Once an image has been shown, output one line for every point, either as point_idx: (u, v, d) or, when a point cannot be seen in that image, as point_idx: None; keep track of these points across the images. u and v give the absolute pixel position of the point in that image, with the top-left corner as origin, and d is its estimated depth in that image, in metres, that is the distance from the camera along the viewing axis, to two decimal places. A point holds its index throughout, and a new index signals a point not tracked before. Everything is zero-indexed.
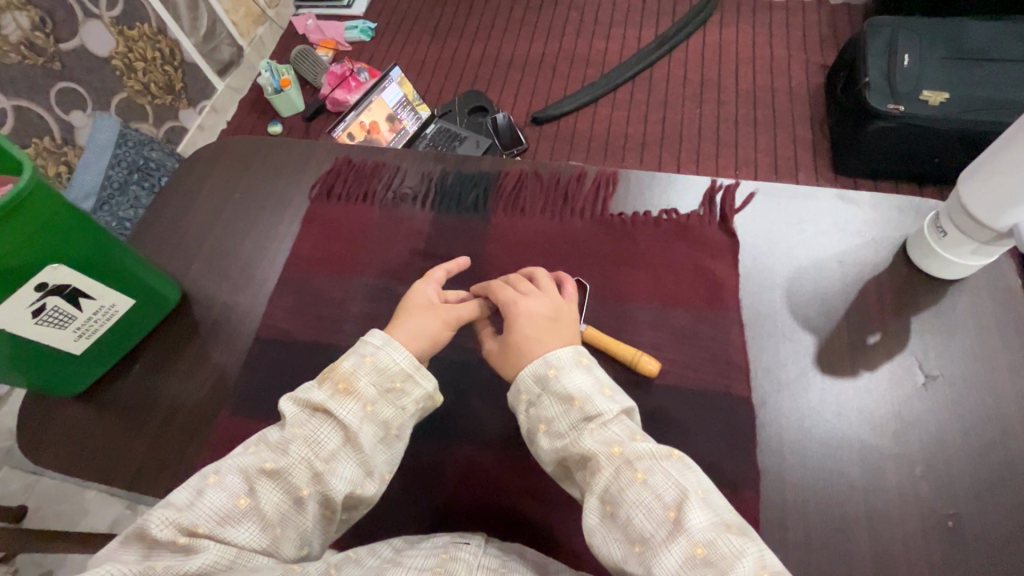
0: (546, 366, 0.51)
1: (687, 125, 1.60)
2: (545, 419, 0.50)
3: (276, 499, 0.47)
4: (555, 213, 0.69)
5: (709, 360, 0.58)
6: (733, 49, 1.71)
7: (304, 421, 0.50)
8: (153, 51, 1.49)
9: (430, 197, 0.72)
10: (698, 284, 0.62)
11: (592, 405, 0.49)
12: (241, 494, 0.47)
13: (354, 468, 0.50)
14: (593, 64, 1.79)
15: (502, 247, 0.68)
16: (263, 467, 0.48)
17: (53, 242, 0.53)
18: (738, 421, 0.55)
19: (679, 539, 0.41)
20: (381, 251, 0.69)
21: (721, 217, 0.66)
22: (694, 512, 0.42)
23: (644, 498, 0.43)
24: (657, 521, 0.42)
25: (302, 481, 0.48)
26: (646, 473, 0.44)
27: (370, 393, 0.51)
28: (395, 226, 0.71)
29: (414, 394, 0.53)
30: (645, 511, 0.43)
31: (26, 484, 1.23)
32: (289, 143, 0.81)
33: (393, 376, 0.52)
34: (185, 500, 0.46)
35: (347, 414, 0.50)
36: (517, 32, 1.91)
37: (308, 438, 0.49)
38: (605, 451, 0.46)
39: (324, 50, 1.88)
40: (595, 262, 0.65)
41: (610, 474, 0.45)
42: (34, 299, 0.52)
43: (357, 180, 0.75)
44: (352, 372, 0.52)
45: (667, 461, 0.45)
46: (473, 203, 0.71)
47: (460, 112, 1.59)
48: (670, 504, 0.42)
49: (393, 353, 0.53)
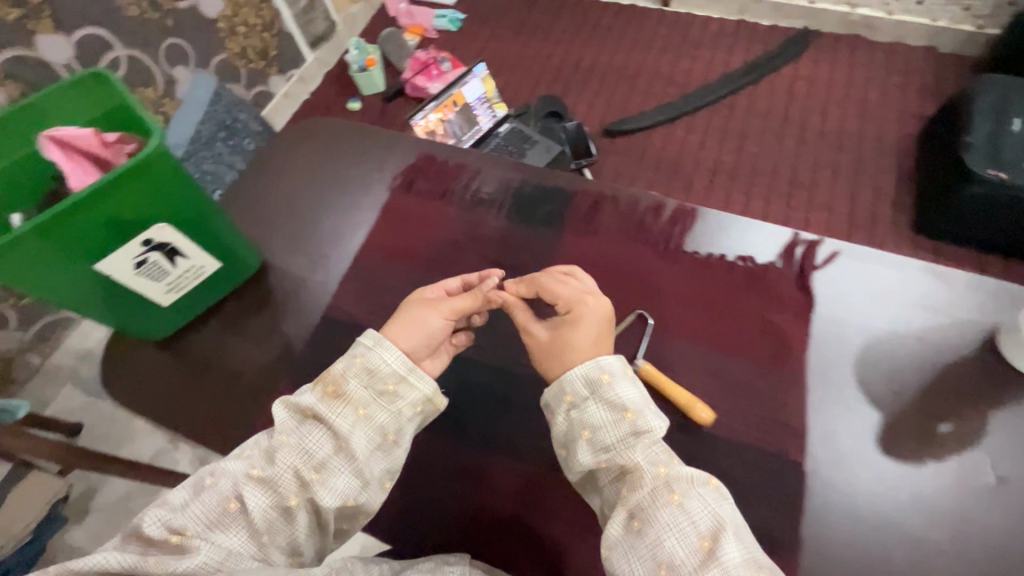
0: (599, 371, 0.55)
1: (760, 160, 1.58)
2: (591, 426, 0.53)
3: (263, 507, 0.51)
4: (628, 242, 0.68)
5: (764, 419, 0.57)
6: (823, 87, 1.66)
7: (293, 427, 0.55)
8: (255, 18, 1.62)
9: (504, 205, 0.73)
10: (764, 339, 0.61)
11: (642, 420, 0.53)
12: (230, 498, 0.51)
13: (347, 479, 0.54)
14: (674, 83, 1.77)
15: (568, 268, 0.67)
16: (251, 473, 0.52)
17: (165, 204, 0.56)
18: (783, 482, 0.54)
19: (713, 568, 0.45)
20: (450, 253, 0.71)
21: (798, 272, 0.64)
22: (728, 548, 0.46)
23: (678, 520, 0.47)
24: (690, 547, 0.47)
25: (290, 490, 0.52)
26: (683, 497, 0.48)
27: (362, 395, 0.56)
28: (466, 230, 0.72)
29: (409, 397, 0.57)
30: (678, 534, 0.47)
31: (84, 403, 1.40)
32: (377, 129, 0.83)
33: (386, 379, 0.57)
34: (181, 501, 0.52)
35: (338, 418, 0.55)
36: (603, 39, 1.90)
37: (301, 447, 0.54)
38: (651, 470, 0.50)
39: (411, 35, 1.96)
40: (662, 299, 0.64)
41: (650, 490, 0.49)
42: (143, 253, 0.57)
43: (435, 178, 0.76)
44: (342, 375, 0.56)
45: (703, 489, 0.49)
46: (547, 218, 0.71)
47: (534, 115, 1.57)
48: (706, 534, 0.47)
49: (383, 354, 0.57)
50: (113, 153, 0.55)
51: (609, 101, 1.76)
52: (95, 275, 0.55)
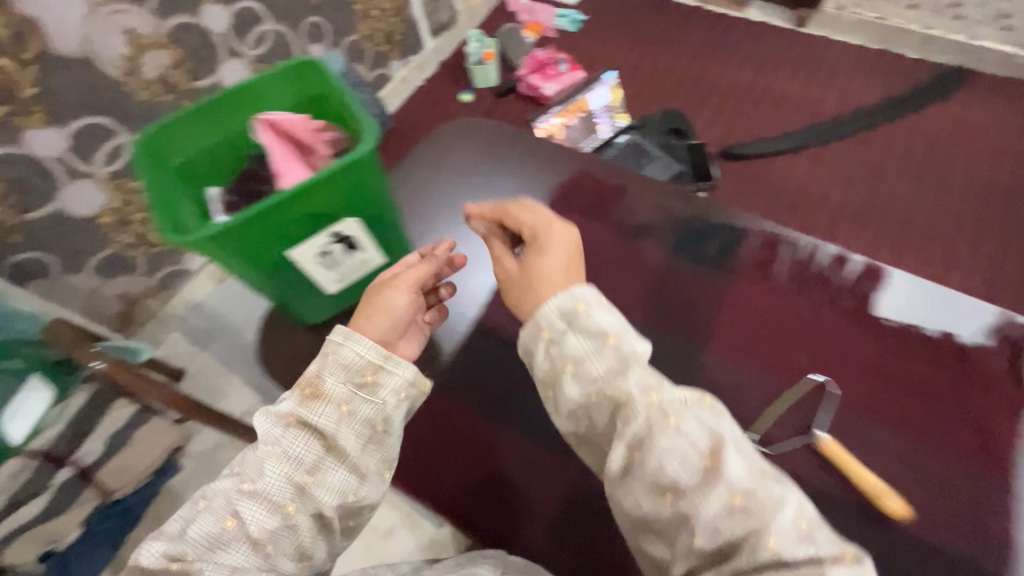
0: (574, 302, 0.55)
1: (891, 206, 1.47)
2: (575, 360, 0.53)
3: (259, 519, 0.56)
4: (812, 297, 0.64)
5: (966, 517, 0.54)
6: (976, 132, 1.51)
7: (278, 436, 0.59)
8: (387, 3, 1.66)
9: (670, 236, 0.70)
10: (967, 429, 0.58)
11: (623, 342, 0.53)
12: (227, 516, 0.57)
13: (343, 473, 0.60)
14: (802, 109, 1.66)
15: (740, 316, 0.64)
16: (243, 487, 0.58)
17: (361, 202, 0.58)
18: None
19: (719, 487, 0.44)
20: (610, 281, 0.68)
21: (1011, 361, 0.60)
22: (728, 458, 0.45)
23: (679, 444, 0.46)
24: (691, 466, 0.46)
25: (286, 498, 0.57)
26: (679, 420, 0.47)
27: (341, 393, 0.61)
28: (626, 258, 0.69)
29: (389, 385, 0.62)
30: (680, 455, 0.46)
31: (190, 351, 1.49)
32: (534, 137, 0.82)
33: (363, 372, 0.61)
34: (177, 529, 0.57)
35: (322, 418, 0.60)
36: (728, 54, 1.81)
37: (283, 455, 0.59)
38: (644, 399, 0.49)
39: (528, 33, 1.93)
40: (850, 367, 0.61)
41: (645, 414, 0.48)
42: (331, 244, 0.59)
43: (594, 197, 0.74)
44: (320, 376, 0.61)
45: (697, 407, 0.48)
46: (716, 257, 0.68)
47: (653, 130, 1.50)
48: (705, 452, 0.46)
49: (356, 348, 0.61)
50: (317, 140, 0.60)
51: (728, 121, 1.68)
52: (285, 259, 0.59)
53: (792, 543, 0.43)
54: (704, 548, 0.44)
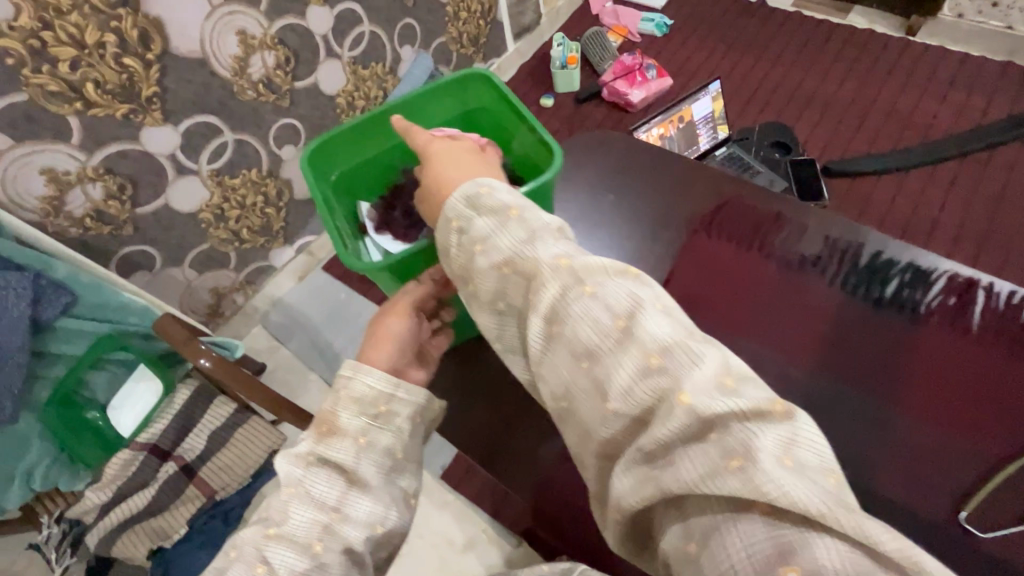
0: (477, 189, 0.51)
1: (1022, 234, 1.33)
2: (482, 238, 0.47)
3: (287, 565, 0.51)
4: (1004, 350, 0.62)
5: None
6: None
7: (297, 479, 0.54)
8: (476, 5, 1.63)
9: (849, 273, 0.67)
10: None
11: (527, 214, 0.48)
12: (256, 563, 0.51)
13: (370, 509, 0.54)
14: (916, 125, 1.53)
15: (929, 364, 0.61)
16: (268, 534, 0.52)
17: None
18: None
19: (632, 349, 0.38)
20: (779, 318, 0.66)
21: None
22: (646, 318, 0.38)
23: (590, 310, 0.40)
24: (604, 331, 0.39)
25: (314, 539, 0.52)
26: (595, 286, 0.41)
27: (356, 426, 0.55)
28: (797, 293, 0.67)
29: (402, 411, 0.58)
30: (592, 322, 0.39)
31: (270, 345, 1.47)
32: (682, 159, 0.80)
33: (375, 402, 0.57)
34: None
35: (340, 454, 0.54)
36: (831, 62, 1.69)
37: (305, 498, 0.53)
38: (553, 264, 0.43)
39: (614, 37, 1.88)
40: None
41: (555, 284, 0.42)
42: None
43: (758, 227, 0.72)
44: (333, 412, 0.56)
45: (619, 275, 0.41)
46: (901, 301, 0.65)
47: (757, 142, 1.45)
48: (621, 314, 0.39)
49: (365, 379, 0.57)
50: None
51: (831, 134, 1.57)
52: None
53: (710, 398, 0.34)
54: (619, 417, 0.37)
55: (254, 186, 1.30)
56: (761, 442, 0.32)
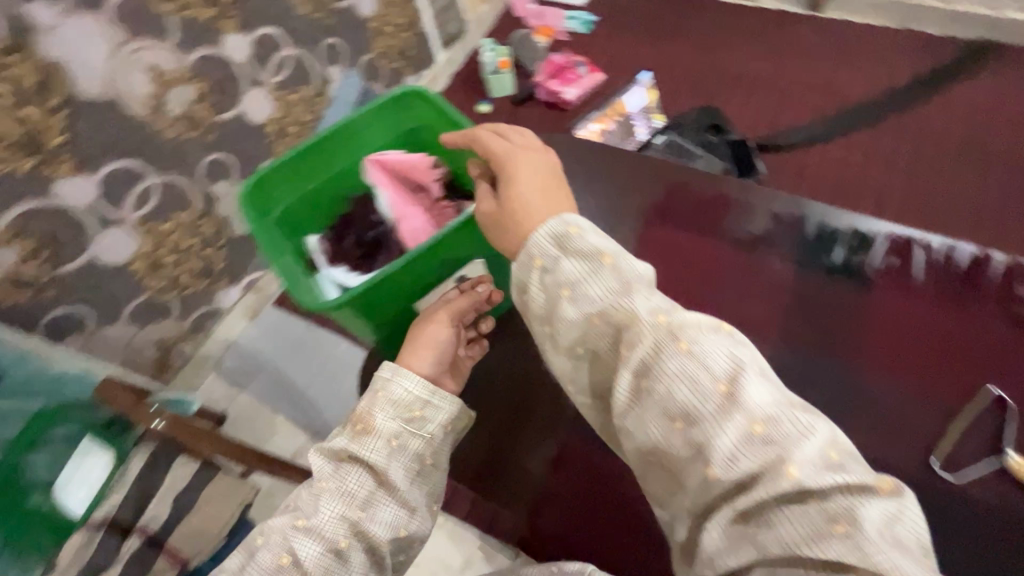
0: (565, 226, 0.55)
1: (938, 186, 1.43)
2: (569, 283, 0.52)
3: (314, 555, 0.62)
4: (952, 300, 0.67)
5: None
6: (1012, 106, 1.49)
7: (332, 474, 0.67)
8: (400, 18, 1.60)
9: (803, 249, 0.73)
10: None
11: (619, 264, 0.52)
12: (283, 553, 0.62)
13: (392, 507, 0.66)
14: (833, 94, 1.62)
15: (882, 323, 0.67)
16: (301, 522, 0.64)
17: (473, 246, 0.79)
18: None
19: (738, 415, 0.43)
20: (743, 300, 0.71)
21: None
22: (747, 382, 0.44)
23: (690, 371, 0.45)
24: (710, 394, 0.44)
25: (341, 534, 0.64)
26: (690, 346, 0.46)
27: (389, 429, 0.68)
28: (755, 273, 0.72)
29: (433, 418, 0.71)
30: (695, 384, 0.45)
31: (228, 392, 1.36)
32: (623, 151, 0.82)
33: (410, 406, 0.71)
34: (237, 565, 0.64)
35: (371, 453, 0.67)
36: (749, 42, 1.76)
37: (338, 492, 0.66)
38: (651, 321, 0.48)
39: (542, 37, 1.87)
40: (1001, 365, 0.63)
41: (652, 341, 0.47)
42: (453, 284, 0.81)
43: (713, 213, 0.77)
44: (369, 412, 0.70)
45: (715, 337, 0.47)
46: (852, 267, 0.70)
47: (693, 127, 1.47)
48: (721, 377, 0.45)
49: (403, 384, 0.71)
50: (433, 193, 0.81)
51: (759, 112, 1.63)
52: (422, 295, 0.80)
53: (819, 473, 0.40)
54: (719, 480, 0.42)
55: (189, 229, 1.22)
56: (865, 514, 0.38)
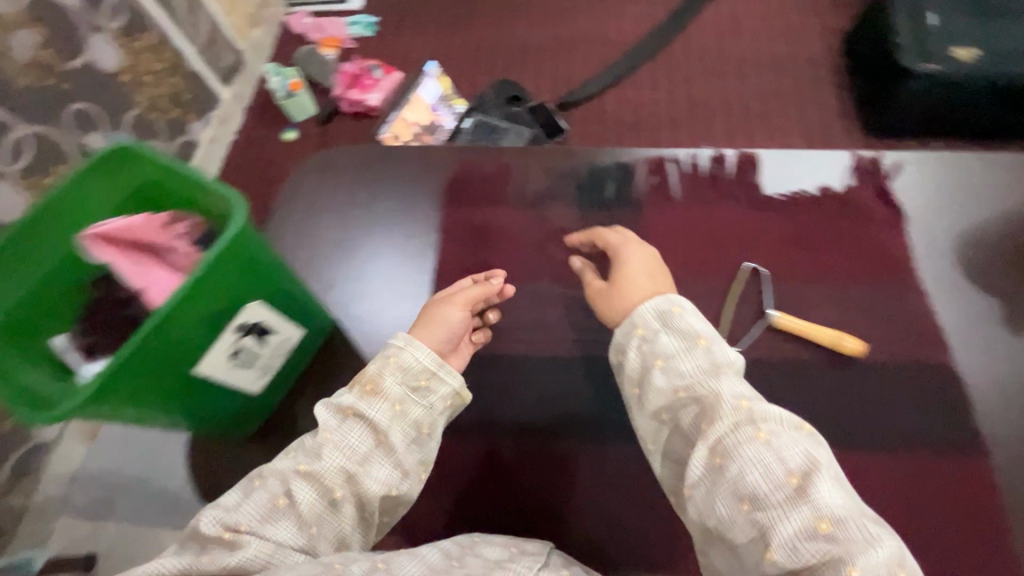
0: (670, 303, 0.51)
1: (714, 101, 1.62)
2: (664, 354, 0.49)
3: (311, 500, 0.47)
4: (704, 202, 0.66)
5: (908, 334, 0.56)
6: (748, 21, 1.73)
7: (334, 427, 0.49)
8: (158, 62, 1.40)
9: (557, 195, 0.68)
10: (874, 261, 0.60)
11: (717, 351, 0.48)
12: (279, 494, 0.46)
13: (388, 469, 0.49)
14: (611, 44, 1.76)
15: (647, 241, 0.64)
16: (298, 469, 0.48)
17: (251, 281, 0.47)
18: (947, 396, 0.53)
19: (801, 507, 0.38)
20: (520, 259, 0.65)
21: (879, 190, 0.63)
22: (819, 482, 0.39)
23: (762, 457, 0.41)
24: (775, 483, 0.40)
25: (336, 483, 0.47)
26: (769, 434, 0.42)
27: (398, 392, 0.51)
28: (518, 231, 0.67)
29: (440, 391, 0.52)
30: (763, 471, 0.40)
31: None
32: (364, 146, 0.75)
33: (417, 375, 0.52)
34: (232, 500, 0.46)
35: (377, 413, 0.50)
36: (527, 13, 1.84)
37: (338, 445, 0.49)
38: (733, 402, 0.44)
39: (329, 49, 1.81)
40: (758, 249, 0.62)
41: (730, 425, 0.43)
42: (243, 339, 0.48)
43: (474, 185, 0.70)
44: (379, 373, 0.51)
45: (796, 433, 0.42)
46: (611, 197, 0.67)
47: (494, 103, 1.51)
48: (794, 470, 0.40)
49: (417, 354, 0.52)
50: (168, 236, 0.50)
51: (553, 77, 1.72)
52: (190, 376, 0.46)
53: None
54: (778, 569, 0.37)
55: None
56: None
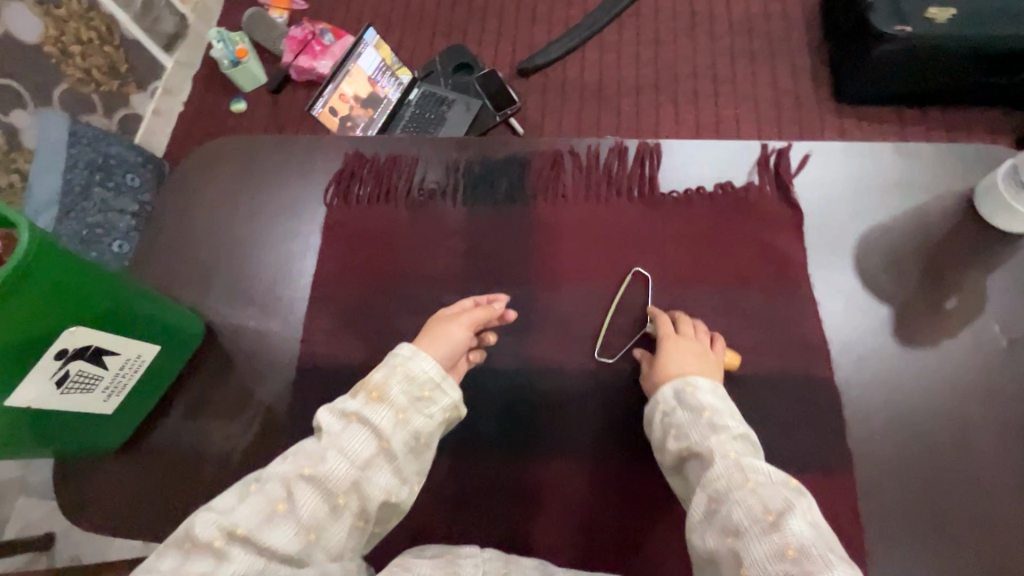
0: (682, 383, 0.49)
1: None
2: (676, 424, 0.48)
3: (312, 505, 0.42)
4: (602, 198, 0.62)
5: (794, 345, 0.54)
6: None
7: (337, 432, 0.45)
8: (88, 31, 1.12)
9: (454, 192, 0.64)
10: (766, 262, 0.57)
11: (721, 419, 0.47)
12: (280, 497, 0.42)
13: (387, 476, 0.45)
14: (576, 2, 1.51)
15: (538, 244, 0.61)
16: (301, 473, 0.43)
17: (66, 304, 0.44)
18: (828, 411, 0.51)
19: (773, 537, 0.37)
20: (407, 263, 0.62)
21: (780, 187, 0.60)
22: (796, 519, 0.38)
23: (743, 497, 0.40)
24: (754, 520, 0.39)
25: (338, 487, 0.43)
26: (755, 481, 0.41)
27: (401, 401, 0.47)
28: (411, 233, 0.63)
29: (442, 403, 0.48)
30: (744, 508, 0.39)
31: None
32: (248, 138, 0.70)
33: (421, 385, 0.48)
34: (228, 503, 0.42)
35: (379, 420, 0.45)
36: None
37: (341, 450, 0.44)
38: (722, 456, 0.43)
39: (278, 11, 1.46)
40: (651, 249, 0.59)
41: (726, 474, 0.42)
42: (69, 365, 0.46)
43: (366, 179, 0.66)
44: (383, 380, 0.47)
45: (783, 482, 0.41)
46: (506, 194, 0.63)
47: (443, 72, 1.36)
48: (771, 507, 0.39)
49: (422, 362, 0.49)
50: None
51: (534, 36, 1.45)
52: (7, 409, 0.44)
53: None
54: None
55: None
56: None
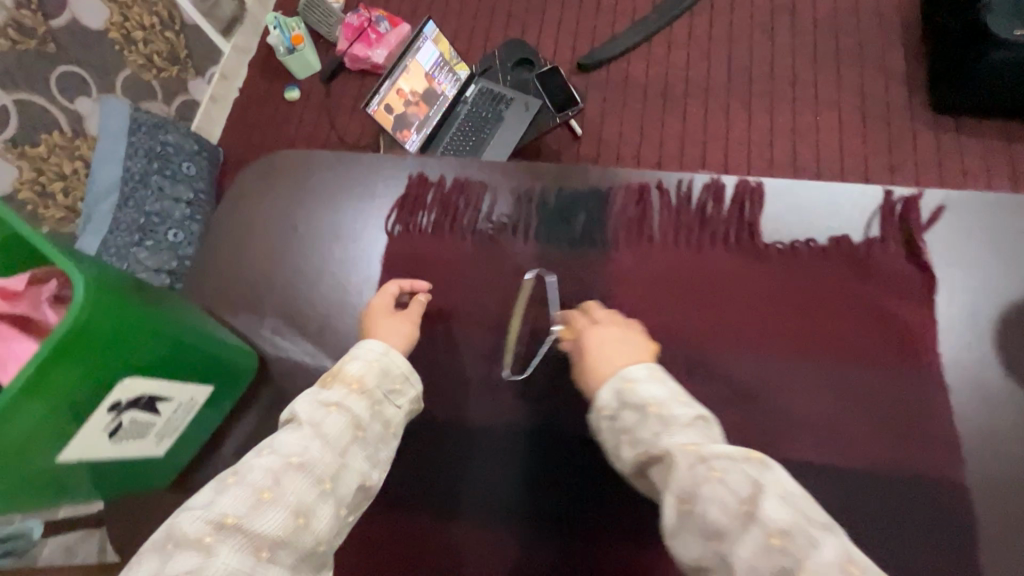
0: (620, 380, 0.41)
1: None
2: (626, 428, 0.40)
3: (303, 495, 0.38)
4: (693, 245, 0.55)
5: (918, 437, 0.46)
6: None
7: (317, 419, 0.42)
8: (151, 15, 1.09)
9: (527, 227, 0.59)
10: (887, 335, 0.49)
11: (666, 411, 0.39)
12: (265, 486, 0.38)
13: (365, 462, 0.42)
14: None
15: (620, 294, 0.55)
16: (289, 461, 0.39)
17: (123, 355, 0.41)
18: (956, 523, 0.44)
19: (754, 534, 0.32)
20: (473, 305, 0.57)
21: (907, 245, 0.51)
22: (769, 501, 0.33)
23: (715, 493, 0.33)
24: (730, 515, 0.33)
25: (325, 475, 0.40)
26: (722, 470, 0.34)
27: (375, 391, 0.45)
28: (477, 270, 0.58)
29: (410, 395, 0.47)
30: (718, 505, 0.33)
31: None
32: (305, 154, 0.66)
33: (394, 377, 0.46)
34: (207, 499, 0.37)
35: (354, 407, 0.43)
36: None
37: (321, 437, 0.41)
38: (681, 449, 0.36)
39: None
40: (748, 309, 0.52)
41: (687, 472, 0.35)
42: (122, 414, 0.42)
43: (430, 206, 0.61)
44: (349, 369, 0.45)
45: (746, 459, 0.35)
46: (583, 233, 0.57)
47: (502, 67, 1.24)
48: (745, 496, 0.33)
49: (397, 356, 0.47)
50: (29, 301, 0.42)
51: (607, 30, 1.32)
52: (60, 465, 0.41)
53: None
54: None
55: None
56: None
